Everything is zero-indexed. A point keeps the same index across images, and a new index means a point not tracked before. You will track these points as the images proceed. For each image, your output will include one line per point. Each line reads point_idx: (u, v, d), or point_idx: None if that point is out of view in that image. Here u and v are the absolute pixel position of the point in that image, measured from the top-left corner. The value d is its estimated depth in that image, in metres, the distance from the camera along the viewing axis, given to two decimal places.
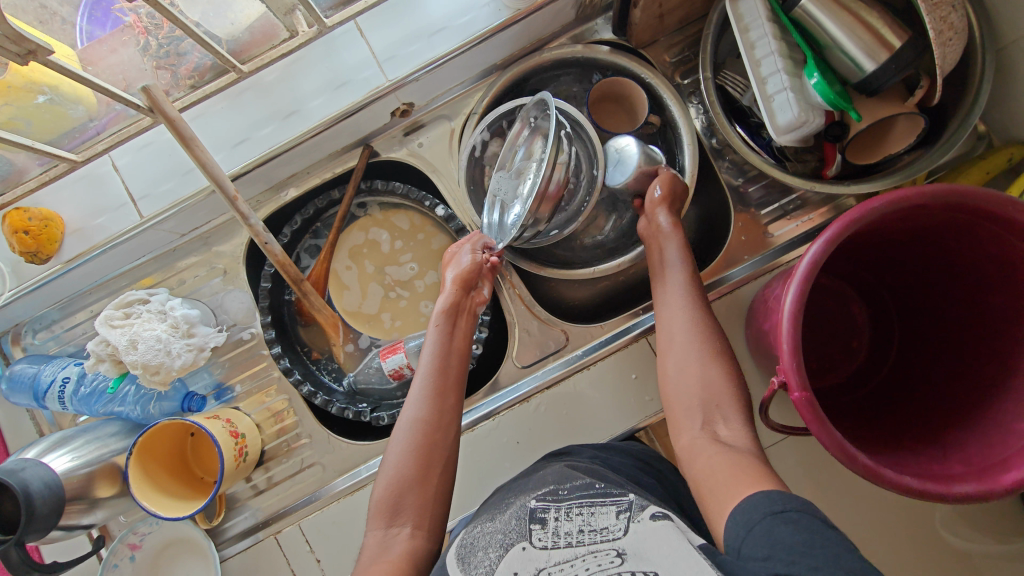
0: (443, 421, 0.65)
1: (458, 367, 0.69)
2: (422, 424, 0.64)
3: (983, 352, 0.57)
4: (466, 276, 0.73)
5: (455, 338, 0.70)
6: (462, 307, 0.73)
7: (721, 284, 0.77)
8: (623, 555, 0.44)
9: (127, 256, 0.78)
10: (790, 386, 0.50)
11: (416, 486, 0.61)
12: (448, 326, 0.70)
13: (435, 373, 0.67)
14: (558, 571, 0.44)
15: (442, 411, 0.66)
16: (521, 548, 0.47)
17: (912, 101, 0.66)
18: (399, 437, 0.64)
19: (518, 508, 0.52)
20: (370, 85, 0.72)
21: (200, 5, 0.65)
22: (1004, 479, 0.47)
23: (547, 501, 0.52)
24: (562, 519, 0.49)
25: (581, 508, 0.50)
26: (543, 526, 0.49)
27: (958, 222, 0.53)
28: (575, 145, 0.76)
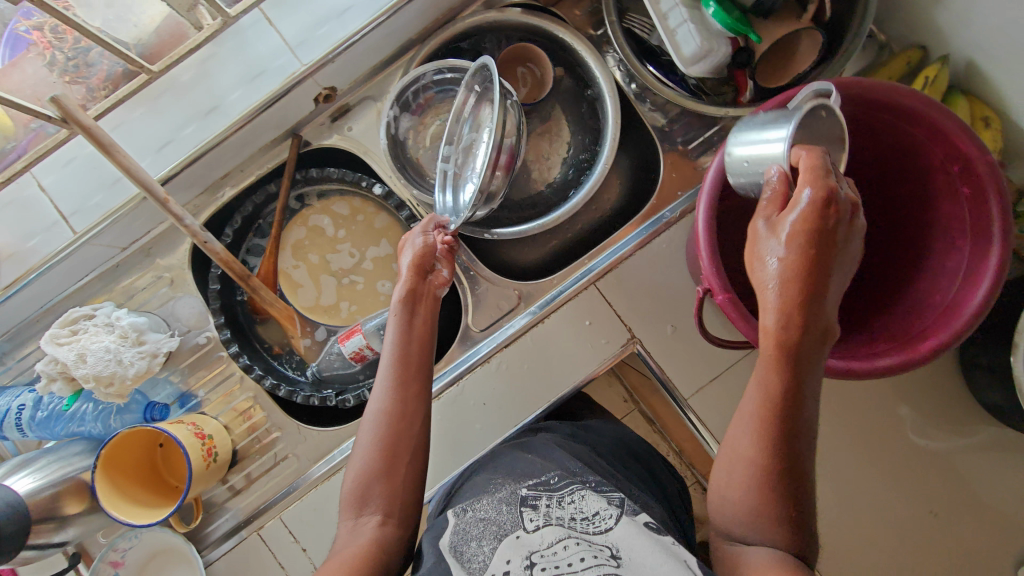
0: (410, 412, 0.62)
1: (423, 353, 0.65)
2: (387, 415, 0.62)
3: (902, 240, 0.60)
4: (419, 259, 0.69)
5: (417, 324, 0.66)
6: (422, 291, 0.68)
7: (660, 222, 0.79)
8: (617, 557, 0.46)
9: (68, 277, 0.77)
10: (713, 291, 0.52)
11: (382, 476, 0.60)
12: (408, 312, 0.66)
13: (396, 362, 0.63)
14: (548, 553, 0.47)
15: (408, 402, 0.62)
16: (514, 537, 0.50)
17: (807, 17, 0.69)
18: (366, 430, 0.62)
19: (510, 495, 0.57)
20: (286, 72, 0.73)
21: (100, 11, 0.66)
22: (921, 347, 0.50)
23: (539, 490, 0.56)
24: (552, 506, 0.53)
25: (571, 496, 0.54)
26: (534, 511, 0.53)
27: (859, 117, 0.57)
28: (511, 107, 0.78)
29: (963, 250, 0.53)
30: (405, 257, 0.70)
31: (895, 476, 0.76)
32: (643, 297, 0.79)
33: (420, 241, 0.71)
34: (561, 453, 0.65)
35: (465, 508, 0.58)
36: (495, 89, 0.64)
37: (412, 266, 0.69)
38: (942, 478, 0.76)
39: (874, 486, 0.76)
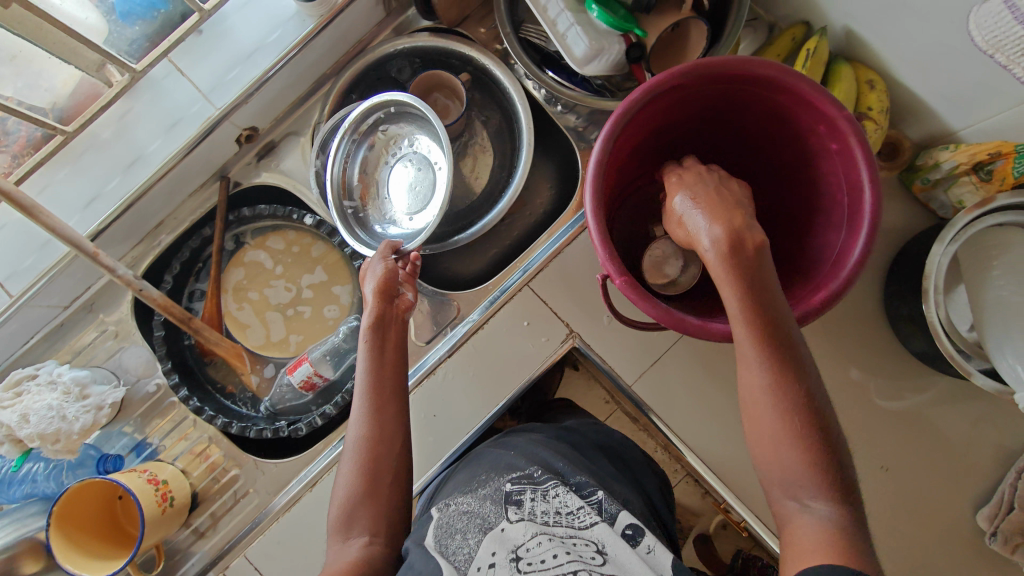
0: (390, 435, 0.64)
1: (395, 375, 0.67)
2: (366, 443, 0.63)
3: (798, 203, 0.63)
4: (383, 284, 0.70)
5: (389, 347, 0.68)
6: (390, 316, 0.70)
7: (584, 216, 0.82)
8: (602, 555, 0.49)
9: (13, 340, 0.79)
10: (612, 276, 0.54)
11: (364, 501, 0.60)
12: (380, 339, 0.68)
13: (372, 388, 0.65)
14: (533, 547, 0.50)
15: (386, 427, 0.64)
16: (499, 529, 0.52)
17: (687, 7, 0.72)
18: (348, 461, 0.63)
19: (493, 491, 0.57)
20: (203, 116, 0.75)
21: (10, 81, 0.67)
22: (814, 300, 0.52)
23: (520, 483, 0.57)
24: (537, 500, 0.55)
25: (554, 490, 0.56)
26: (519, 507, 0.54)
27: (733, 94, 0.60)
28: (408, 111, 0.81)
29: (847, 202, 0.55)
30: (369, 286, 0.71)
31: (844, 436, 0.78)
32: (578, 290, 0.80)
33: (381, 267, 0.72)
34: (546, 447, 0.65)
35: (446, 501, 0.60)
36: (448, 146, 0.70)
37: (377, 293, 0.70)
38: (890, 433, 0.78)
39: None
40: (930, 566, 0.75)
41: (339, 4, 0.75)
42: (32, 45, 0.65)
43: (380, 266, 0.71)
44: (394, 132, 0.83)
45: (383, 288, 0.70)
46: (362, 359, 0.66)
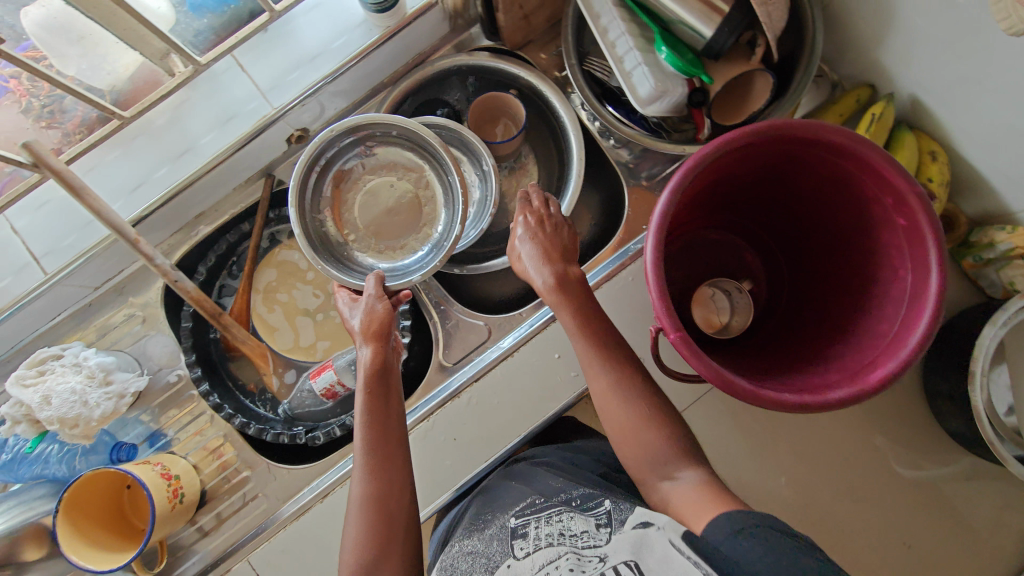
0: (395, 487, 0.64)
1: (396, 425, 0.69)
2: (371, 498, 0.63)
3: (853, 271, 0.61)
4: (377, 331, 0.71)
5: (387, 395, 0.70)
6: (389, 363, 0.73)
7: (627, 254, 0.80)
8: (605, 558, 0.45)
9: (41, 316, 0.78)
10: (665, 330, 0.53)
11: (380, 563, 0.59)
12: (379, 387, 0.70)
13: (373, 447, 0.66)
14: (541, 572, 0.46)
15: (390, 479, 0.65)
16: (505, 566, 0.50)
17: (756, 58, 0.71)
18: (352, 514, 0.63)
19: (499, 528, 0.57)
20: (258, 114, 0.75)
21: (74, 60, 0.66)
22: (872, 378, 0.51)
23: (526, 517, 0.56)
24: (541, 526, 0.53)
25: (558, 517, 0.53)
26: (524, 539, 0.52)
27: (793, 156, 0.58)
28: (408, 141, 0.79)
29: (907, 279, 0.54)
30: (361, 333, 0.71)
31: (867, 506, 0.76)
32: None
33: (379, 309, 0.73)
34: (553, 479, 0.63)
35: (452, 544, 0.60)
36: (465, 197, 0.72)
37: (372, 339, 0.71)
38: (915, 509, 0.76)
39: (846, 515, 0.76)
40: None
41: (408, 16, 0.75)
42: (99, 28, 0.65)
43: (380, 306, 0.72)
44: (385, 152, 0.81)
45: (378, 331, 0.72)
46: (362, 410, 0.67)
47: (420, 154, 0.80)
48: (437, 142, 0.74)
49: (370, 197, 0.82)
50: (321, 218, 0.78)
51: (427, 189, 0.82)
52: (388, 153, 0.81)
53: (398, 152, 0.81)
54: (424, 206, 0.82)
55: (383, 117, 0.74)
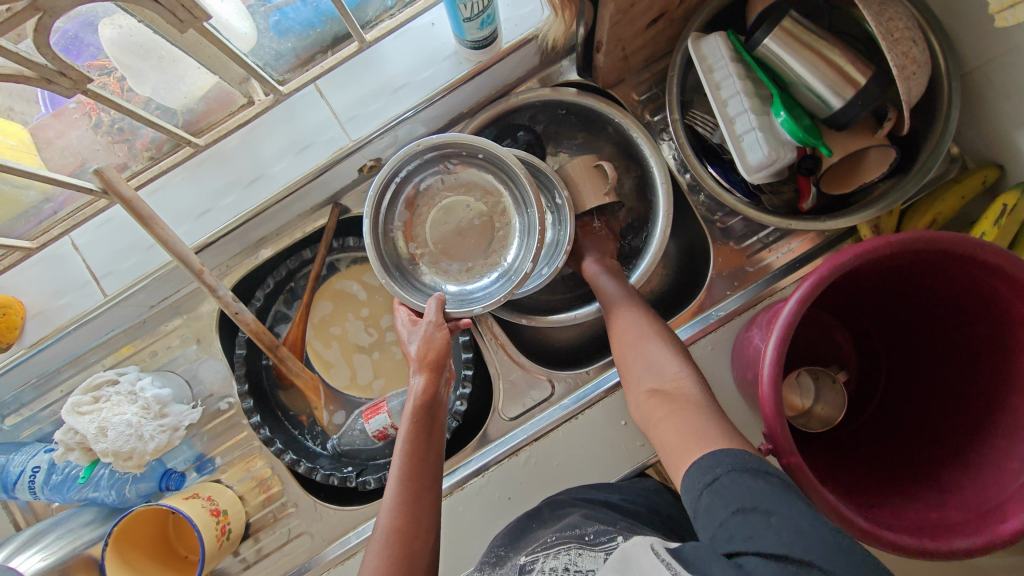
0: (422, 528, 0.61)
1: (434, 464, 0.65)
2: (398, 534, 0.59)
3: (974, 385, 0.56)
4: (434, 359, 0.68)
5: (432, 430, 0.67)
6: (437, 397, 0.69)
7: (707, 320, 0.76)
8: None
9: (96, 332, 0.76)
10: (779, 451, 0.49)
11: None
12: (426, 422, 0.66)
13: (409, 476, 0.62)
14: None
15: (420, 518, 0.61)
16: None
17: (883, 133, 0.64)
18: (373, 548, 0.59)
19: (512, 566, 0.57)
20: (335, 145, 0.72)
21: (151, 80, 0.62)
22: (1003, 528, 0.45)
23: (536, 554, 0.55)
24: (547, 561, 0.52)
25: (568, 552, 0.52)
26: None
27: (931, 261, 0.53)
28: (489, 164, 0.74)
29: None
30: (417, 356, 0.68)
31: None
32: None
33: (438, 337, 0.68)
34: (576, 513, 0.61)
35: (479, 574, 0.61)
36: (544, 233, 0.66)
37: (428, 369, 0.68)
38: None
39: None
40: None
41: (503, 50, 0.70)
42: (182, 52, 0.60)
43: (440, 336, 0.68)
44: (467, 173, 0.76)
45: (434, 361, 0.68)
46: (404, 438, 0.64)
47: (501, 176, 0.75)
48: (521, 169, 0.68)
49: (444, 215, 0.76)
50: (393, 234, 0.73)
51: (502, 215, 0.76)
52: (470, 173, 0.76)
53: (480, 173, 0.76)
54: (498, 231, 0.76)
55: (472, 138, 0.69)
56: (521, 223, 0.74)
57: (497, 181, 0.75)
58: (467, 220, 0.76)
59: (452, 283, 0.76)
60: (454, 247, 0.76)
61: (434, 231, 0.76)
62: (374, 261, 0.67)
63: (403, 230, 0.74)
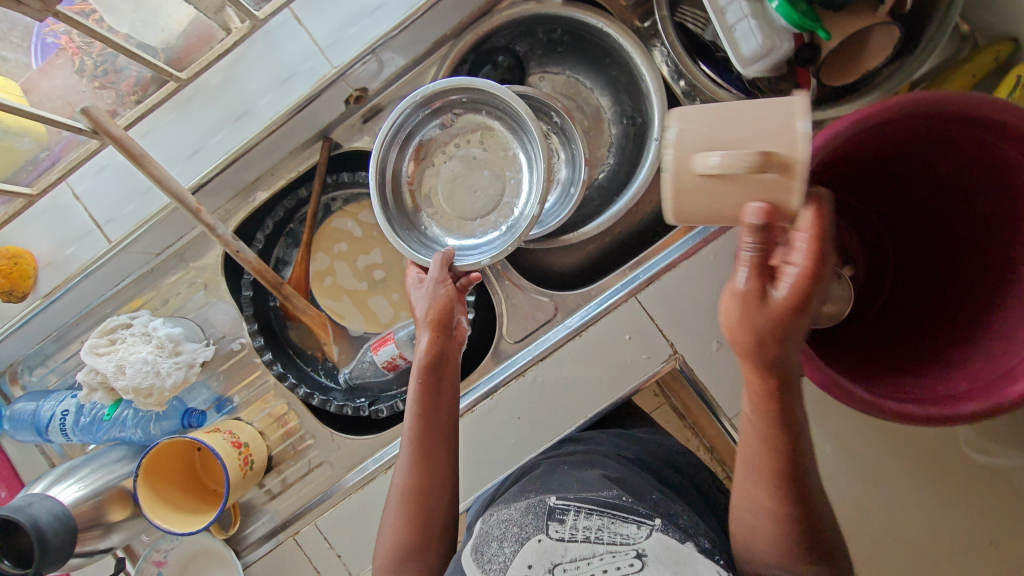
0: (437, 483, 0.62)
1: (446, 423, 0.64)
2: (413, 490, 0.61)
3: (982, 259, 0.54)
4: (438, 317, 0.65)
5: (441, 389, 0.65)
6: (446, 356, 0.66)
7: (708, 230, 0.74)
8: (641, 558, 0.45)
9: (106, 282, 0.78)
10: None
11: (413, 556, 0.59)
12: (433, 382, 0.64)
13: (418, 438, 0.62)
14: (573, 567, 0.45)
15: (432, 472, 0.62)
16: (536, 541, 0.49)
17: (884, 10, 0.61)
18: (393, 499, 0.62)
19: (537, 503, 0.55)
20: (317, 74, 0.71)
21: (126, 16, 0.61)
22: (1011, 391, 0.45)
23: (567, 501, 0.53)
24: (580, 517, 0.51)
25: (602, 514, 0.51)
26: (560, 521, 0.50)
27: (934, 132, 0.51)
28: (495, 113, 0.73)
29: None
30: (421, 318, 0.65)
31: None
32: (688, 311, 0.74)
33: (441, 293, 0.66)
34: (591, 471, 0.60)
35: (494, 511, 0.60)
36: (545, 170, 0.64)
37: (432, 326, 0.65)
38: None
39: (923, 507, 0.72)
40: None
41: None
42: None
43: (444, 292, 0.66)
44: (471, 120, 0.75)
45: (440, 318, 0.66)
46: (413, 400, 0.63)
47: (508, 122, 0.74)
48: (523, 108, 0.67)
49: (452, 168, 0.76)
50: (401, 191, 0.74)
51: (511, 164, 0.75)
52: (473, 121, 0.75)
53: (482, 119, 0.75)
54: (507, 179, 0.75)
55: (473, 82, 0.67)
56: (528, 167, 0.74)
57: (503, 123, 0.74)
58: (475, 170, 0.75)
59: (457, 237, 0.75)
60: (465, 199, 0.75)
61: (443, 185, 0.76)
62: (380, 213, 0.67)
63: (409, 183, 0.75)
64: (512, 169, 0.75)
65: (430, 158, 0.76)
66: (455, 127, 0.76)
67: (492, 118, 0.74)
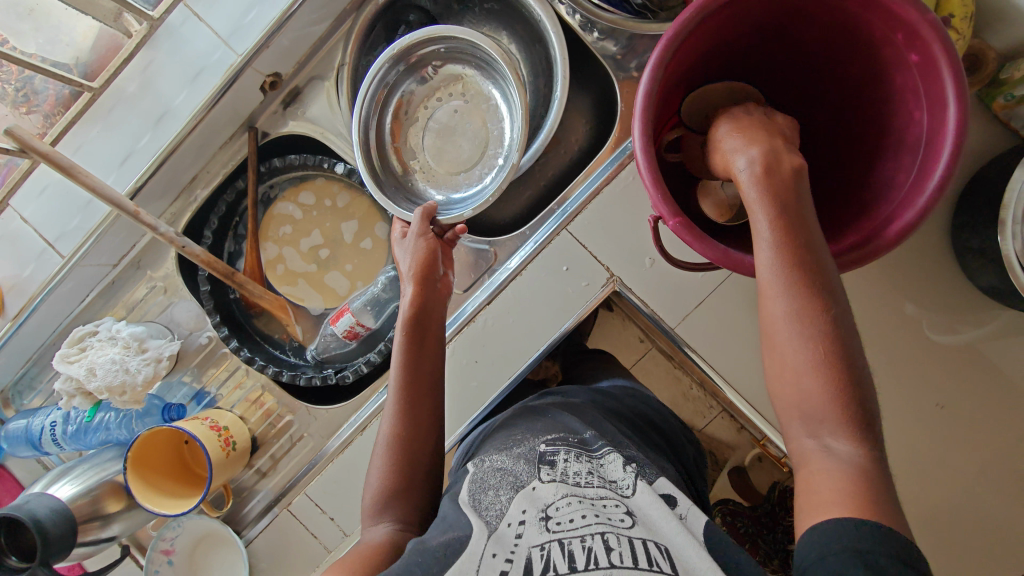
0: (421, 430, 0.60)
1: (431, 368, 0.64)
2: (398, 438, 0.59)
3: (870, 122, 0.57)
4: (421, 269, 0.67)
5: (426, 341, 0.65)
6: (429, 310, 0.66)
7: (625, 152, 0.78)
8: (630, 513, 0.46)
9: (71, 298, 0.82)
10: (665, 218, 0.50)
11: (400, 498, 0.56)
12: (420, 331, 0.64)
13: (406, 387, 0.61)
14: (564, 505, 0.46)
15: (417, 421, 0.60)
16: (530, 488, 0.48)
17: None
18: (377, 454, 0.59)
19: (528, 450, 0.54)
20: (225, 64, 0.74)
21: (33, 39, 0.71)
22: (887, 232, 0.48)
23: (556, 444, 0.53)
24: (571, 460, 0.51)
25: (591, 457, 0.52)
26: (552, 466, 0.50)
27: (787, 5, 0.53)
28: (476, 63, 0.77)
29: (923, 120, 0.50)
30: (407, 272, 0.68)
31: (878, 368, 0.77)
32: (619, 234, 0.77)
33: (421, 246, 0.69)
34: (575, 417, 0.60)
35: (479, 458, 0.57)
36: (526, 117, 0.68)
37: (415, 279, 0.67)
38: (940, 370, 0.76)
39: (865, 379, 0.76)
40: (972, 497, 0.76)
41: None
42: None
43: (422, 243, 0.69)
44: (451, 72, 0.78)
45: (422, 272, 0.67)
46: (398, 353, 0.63)
47: (488, 70, 0.77)
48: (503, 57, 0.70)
49: (435, 120, 0.79)
50: (385, 150, 0.78)
51: (493, 115, 0.79)
52: (453, 72, 0.79)
53: (462, 71, 0.78)
54: (489, 128, 0.79)
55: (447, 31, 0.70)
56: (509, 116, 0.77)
57: (484, 71, 0.78)
58: (458, 120, 0.79)
59: (443, 191, 0.79)
60: (450, 151, 0.79)
61: (427, 140, 0.79)
62: (365, 171, 0.71)
63: (393, 141, 0.78)
64: (494, 118, 0.79)
65: (412, 113, 0.79)
66: (436, 81, 0.79)
67: (473, 68, 0.78)
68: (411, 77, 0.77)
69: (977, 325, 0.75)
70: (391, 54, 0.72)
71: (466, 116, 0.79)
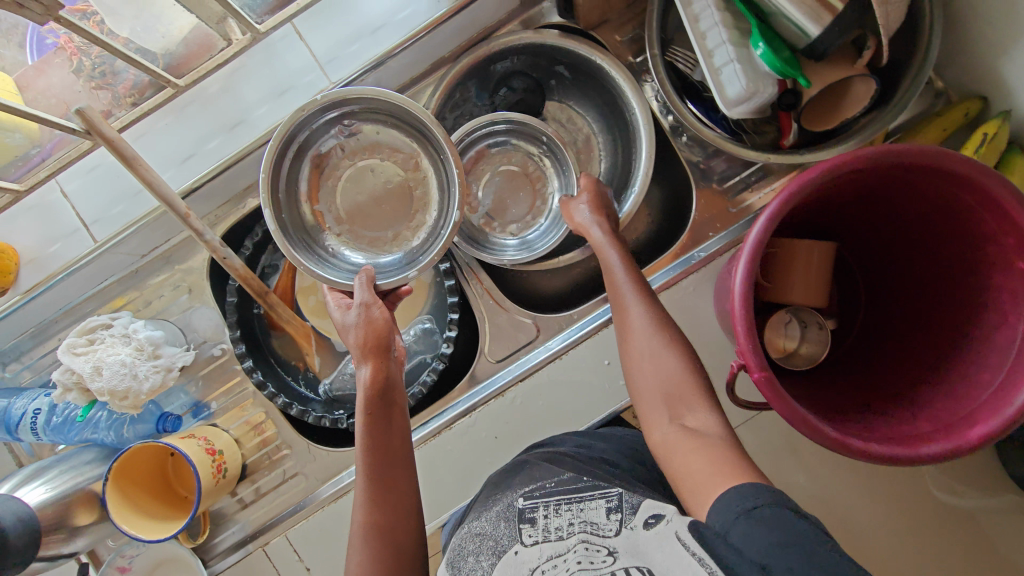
0: (404, 517, 0.58)
1: (402, 442, 0.61)
2: (377, 528, 0.56)
3: (954, 304, 0.57)
4: (373, 342, 0.62)
5: (392, 419, 0.61)
6: (392, 383, 0.62)
7: (690, 262, 0.76)
8: (615, 553, 0.45)
9: (89, 281, 0.77)
10: (748, 367, 0.49)
11: None
12: (382, 411, 0.60)
13: (376, 481, 0.58)
14: (550, 568, 0.46)
15: (399, 514, 0.58)
16: (513, 553, 0.49)
17: (862, 61, 0.64)
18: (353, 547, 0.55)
19: (505, 507, 0.54)
20: (315, 87, 0.73)
21: (128, 20, 0.64)
22: (971, 434, 0.47)
23: (534, 498, 0.53)
24: (549, 515, 0.51)
25: (570, 505, 0.51)
26: (532, 525, 0.50)
27: (899, 178, 0.53)
28: (401, 123, 0.69)
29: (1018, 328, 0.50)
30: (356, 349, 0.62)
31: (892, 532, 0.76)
32: None
33: (376, 315, 0.62)
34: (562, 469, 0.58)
35: (466, 522, 0.58)
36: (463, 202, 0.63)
37: (371, 355, 0.61)
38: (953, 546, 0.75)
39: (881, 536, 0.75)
40: None
41: None
42: None
43: (377, 313, 0.62)
44: (368, 129, 0.70)
45: (377, 344, 0.62)
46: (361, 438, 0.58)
47: (419, 135, 0.70)
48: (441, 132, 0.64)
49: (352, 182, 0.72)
50: (297, 210, 0.68)
51: (420, 179, 0.73)
52: (374, 132, 0.71)
53: (386, 130, 0.71)
54: (414, 190, 0.73)
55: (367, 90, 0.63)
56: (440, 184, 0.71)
57: (408, 135, 0.71)
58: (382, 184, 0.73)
59: (364, 254, 0.71)
60: (374, 215, 0.72)
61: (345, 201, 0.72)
62: (279, 241, 0.61)
63: (306, 199, 0.70)
64: (422, 183, 0.73)
65: (324, 169, 0.71)
66: (353, 136, 0.71)
67: (393, 128, 0.70)
68: (326, 133, 0.68)
69: (1009, 511, 0.73)
70: (315, 109, 0.64)
71: (386, 177, 0.73)
